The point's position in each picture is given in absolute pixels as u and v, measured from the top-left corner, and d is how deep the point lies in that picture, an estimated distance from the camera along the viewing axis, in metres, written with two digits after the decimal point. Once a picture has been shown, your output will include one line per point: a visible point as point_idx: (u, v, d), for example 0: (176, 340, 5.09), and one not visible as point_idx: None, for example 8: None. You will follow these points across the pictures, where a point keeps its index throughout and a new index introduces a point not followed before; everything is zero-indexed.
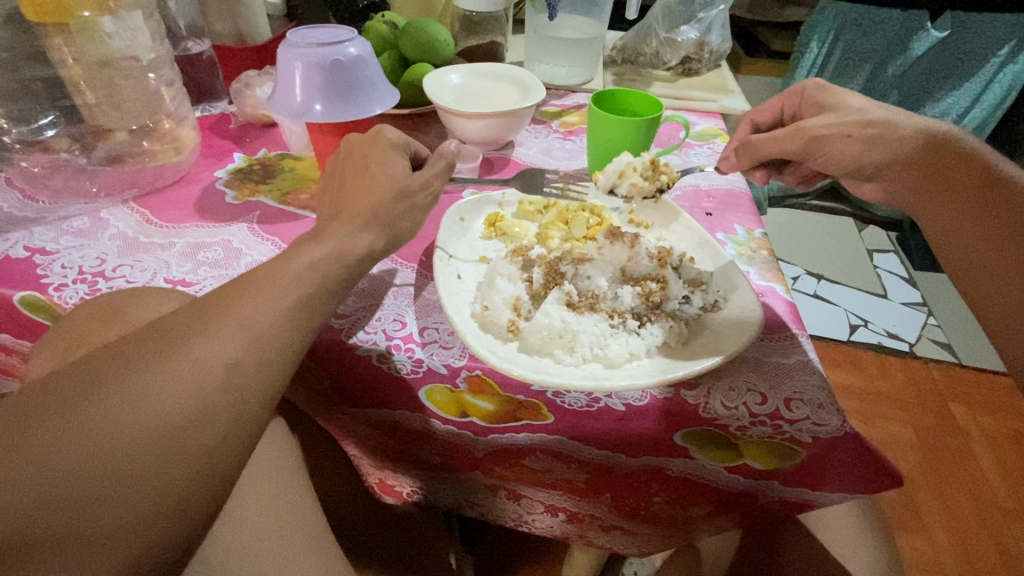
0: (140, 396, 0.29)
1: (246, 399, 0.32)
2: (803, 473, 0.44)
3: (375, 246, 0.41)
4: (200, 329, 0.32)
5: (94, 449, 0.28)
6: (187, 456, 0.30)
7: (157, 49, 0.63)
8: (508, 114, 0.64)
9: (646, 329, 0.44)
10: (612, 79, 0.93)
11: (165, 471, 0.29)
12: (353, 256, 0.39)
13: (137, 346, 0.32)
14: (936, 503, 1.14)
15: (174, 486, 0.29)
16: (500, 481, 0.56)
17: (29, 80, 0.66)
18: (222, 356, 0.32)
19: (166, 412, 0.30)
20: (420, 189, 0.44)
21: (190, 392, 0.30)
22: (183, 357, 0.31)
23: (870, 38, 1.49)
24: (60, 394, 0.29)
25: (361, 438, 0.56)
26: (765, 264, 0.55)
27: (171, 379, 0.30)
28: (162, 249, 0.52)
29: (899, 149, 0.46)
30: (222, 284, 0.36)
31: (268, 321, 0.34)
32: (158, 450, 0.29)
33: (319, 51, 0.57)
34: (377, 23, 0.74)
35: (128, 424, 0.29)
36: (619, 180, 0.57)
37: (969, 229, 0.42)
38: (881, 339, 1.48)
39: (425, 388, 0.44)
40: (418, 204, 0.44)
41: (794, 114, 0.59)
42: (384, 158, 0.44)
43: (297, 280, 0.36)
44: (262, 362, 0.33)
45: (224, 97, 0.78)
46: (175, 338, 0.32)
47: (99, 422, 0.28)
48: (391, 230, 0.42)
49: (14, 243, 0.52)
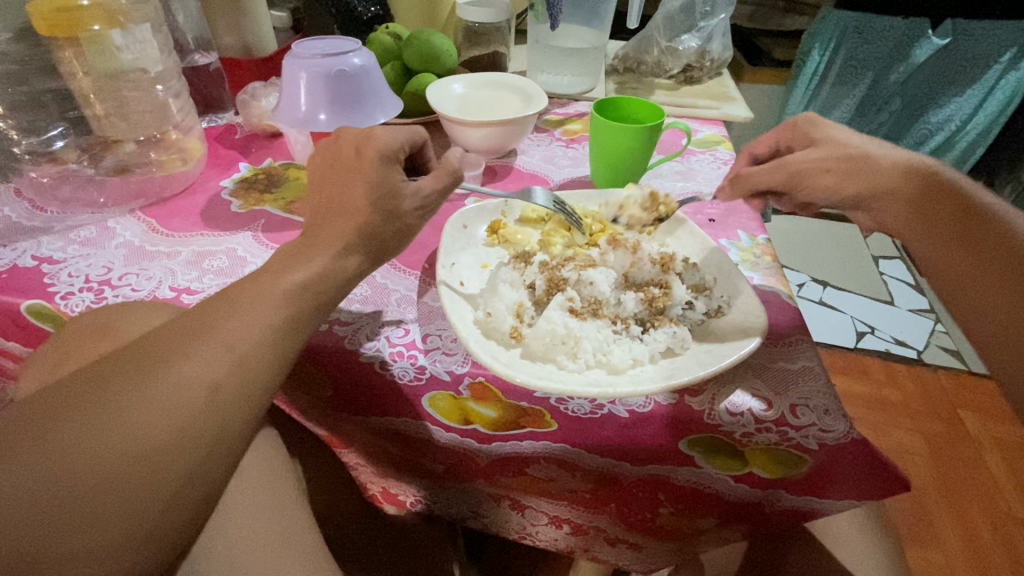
0: (118, 417, 0.30)
1: (234, 411, 0.32)
2: (810, 483, 0.43)
3: (364, 266, 0.41)
4: (186, 345, 0.33)
5: (81, 467, 0.29)
6: (166, 478, 0.30)
7: (165, 62, 0.64)
8: (511, 122, 0.64)
9: (650, 335, 0.44)
10: (614, 88, 0.94)
11: (144, 492, 0.29)
12: (341, 275, 0.39)
13: (117, 365, 0.32)
14: (948, 512, 1.12)
15: (152, 506, 0.30)
16: (504, 491, 0.56)
17: (39, 92, 0.68)
18: (206, 375, 0.32)
19: (143, 433, 0.30)
20: (410, 199, 0.42)
21: (182, 400, 0.31)
22: (165, 375, 0.31)
23: (873, 45, 1.51)
24: (55, 408, 0.30)
25: (364, 447, 0.56)
26: (769, 269, 0.54)
27: (166, 386, 0.31)
28: (168, 257, 0.53)
29: (877, 180, 0.46)
30: (224, 296, 0.36)
31: (255, 336, 0.34)
32: (135, 473, 0.29)
33: (325, 62, 0.57)
34: (381, 34, 0.75)
35: (104, 446, 0.29)
36: (620, 211, 0.57)
37: (951, 257, 0.41)
38: (889, 347, 1.46)
39: (429, 396, 0.44)
40: (407, 224, 0.42)
41: (789, 148, 0.57)
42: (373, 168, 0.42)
43: (284, 297, 0.36)
44: (249, 374, 0.33)
45: (231, 108, 0.79)
46: (173, 347, 0.33)
47: (76, 444, 0.29)
48: (379, 248, 0.41)
49: (22, 252, 0.53)
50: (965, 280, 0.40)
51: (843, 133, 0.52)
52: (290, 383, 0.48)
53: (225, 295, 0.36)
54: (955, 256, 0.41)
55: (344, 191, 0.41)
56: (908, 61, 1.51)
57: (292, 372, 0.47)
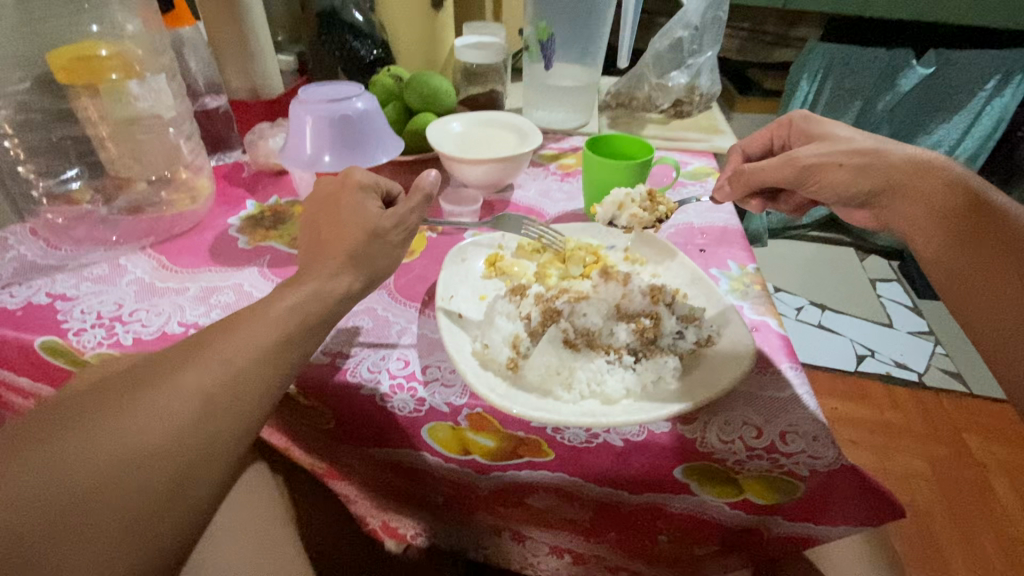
0: (117, 427, 0.32)
1: (228, 422, 0.34)
2: (805, 507, 0.43)
3: (353, 287, 0.43)
4: (184, 361, 0.35)
5: (75, 475, 0.30)
6: (159, 480, 0.32)
7: (178, 107, 0.67)
8: (508, 159, 0.67)
9: (642, 365, 0.45)
10: (608, 122, 0.97)
11: (139, 496, 0.31)
12: (333, 294, 0.42)
13: (117, 382, 0.34)
14: (958, 538, 1.10)
15: (147, 512, 0.31)
16: (503, 522, 0.56)
17: (58, 138, 0.71)
18: (199, 385, 0.34)
19: (137, 440, 0.31)
20: (392, 227, 0.45)
21: (174, 411, 0.33)
22: (159, 388, 0.33)
23: (859, 75, 1.57)
24: (52, 422, 0.32)
25: (363, 479, 0.57)
26: (759, 298, 0.56)
27: (162, 398, 0.33)
28: (177, 293, 0.55)
29: (887, 176, 0.49)
30: (228, 332, 0.37)
31: (250, 353, 0.36)
32: (129, 473, 0.31)
33: (328, 106, 0.60)
34: (383, 77, 0.79)
35: (99, 450, 0.31)
36: (618, 211, 0.61)
37: (950, 252, 0.43)
38: (890, 369, 1.46)
39: (428, 427, 0.45)
40: (394, 241, 0.45)
41: (783, 144, 0.64)
42: (355, 201, 0.46)
43: (275, 320, 0.38)
44: (242, 386, 0.35)
45: (238, 147, 0.83)
46: (170, 365, 0.35)
47: (74, 453, 0.30)
48: (369, 270, 0.44)
49: (37, 289, 0.55)
50: (953, 270, 0.42)
51: (843, 131, 0.58)
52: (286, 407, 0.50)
53: (229, 328, 0.37)
54: (948, 247, 0.43)
55: (347, 227, 0.44)
56: (894, 90, 1.57)
57: (291, 402, 0.48)
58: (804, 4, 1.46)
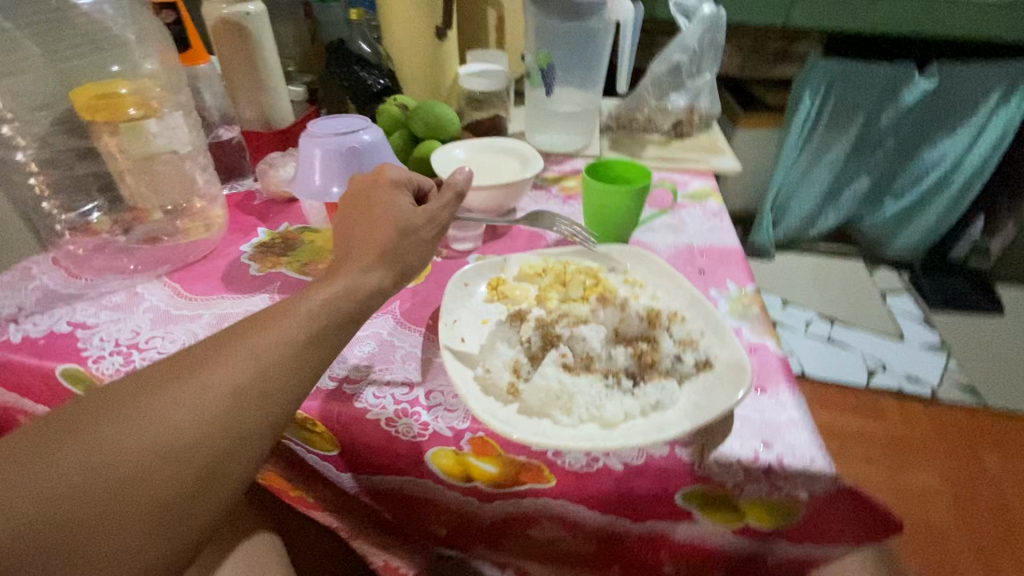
0: (149, 417, 0.34)
1: (252, 418, 0.36)
2: (807, 532, 0.45)
3: (384, 285, 0.45)
4: (217, 356, 0.37)
5: (111, 462, 0.32)
6: (188, 470, 0.34)
7: (194, 141, 0.70)
8: (510, 185, 0.68)
9: (641, 389, 0.46)
10: (609, 143, 0.99)
11: (165, 483, 0.33)
12: (362, 293, 0.43)
13: (155, 372, 0.36)
14: (975, 559, 1.08)
15: (172, 500, 0.33)
16: (507, 558, 0.59)
17: (80, 172, 0.74)
18: (228, 379, 0.36)
19: (170, 430, 0.34)
20: (424, 223, 0.48)
21: (205, 406, 0.35)
22: (192, 382, 0.36)
23: (861, 90, 1.58)
24: (94, 411, 0.34)
25: (366, 518, 0.60)
26: (757, 319, 0.57)
27: (195, 392, 0.35)
28: (191, 321, 0.57)
29: None
30: (238, 343, 0.38)
31: (278, 350, 0.38)
32: (161, 461, 0.33)
33: (336, 139, 0.63)
34: (389, 106, 0.82)
35: (135, 441, 0.33)
36: None
37: None
38: (903, 384, 1.45)
39: (432, 451, 0.46)
40: (424, 237, 0.48)
41: None
42: (387, 201, 0.49)
43: (308, 318, 0.40)
44: (269, 382, 0.37)
45: (250, 175, 0.87)
46: (201, 360, 0.37)
47: (107, 442, 0.33)
48: (400, 267, 0.46)
49: (59, 318, 0.57)
50: None
51: None
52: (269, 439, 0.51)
53: (237, 345, 0.38)
54: None
55: (373, 243, 0.46)
56: (898, 102, 1.59)
57: (295, 430, 0.50)
58: (806, 19, 1.48)
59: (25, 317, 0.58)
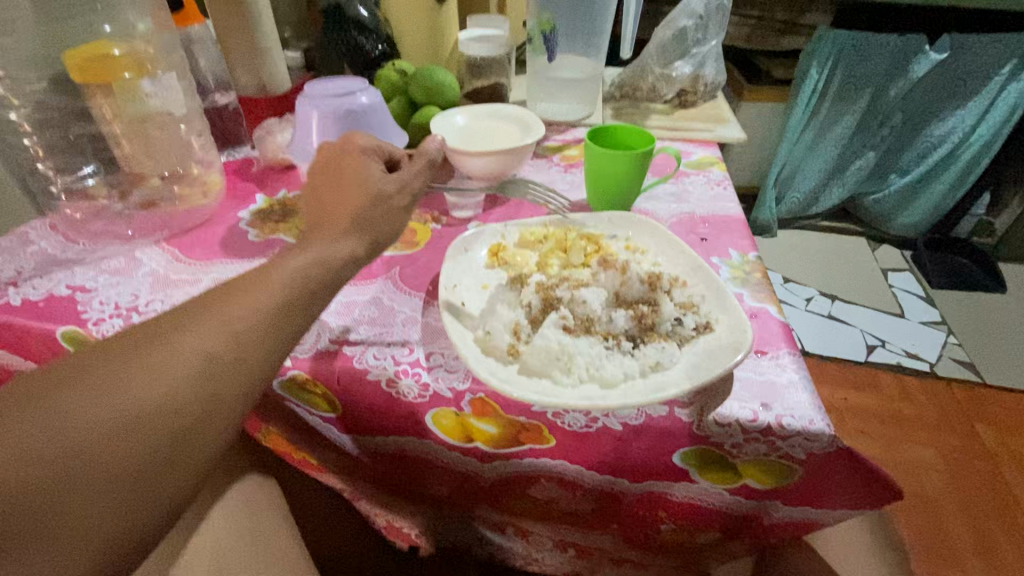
0: (118, 386, 0.34)
1: (228, 384, 0.36)
2: (804, 493, 0.45)
3: (356, 254, 0.44)
4: (186, 324, 0.37)
5: (81, 431, 0.32)
6: (163, 436, 0.34)
7: (188, 104, 0.69)
8: (511, 150, 0.67)
9: (641, 350, 0.46)
10: (612, 113, 0.97)
11: (139, 450, 0.33)
12: (335, 263, 0.43)
13: (117, 345, 0.36)
14: (967, 529, 1.10)
15: (149, 466, 0.33)
16: (508, 518, 0.60)
17: (73, 136, 0.73)
18: (200, 347, 0.36)
19: (143, 398, 0.34)
20: (396, 191, 0.48)
21: (177, 374, 0.35)
22: (162, 350, 0.35)
23: (870, 62, 1.55)
24: (54, 382, 0.33)
25: (367, 479, 0.61)
26: (759, 286, 0.56)
27: (166, 360, 0.35)
28: (190, 285, 0.56)
29: None
30: (218, 312, 0.38)
31: (250, 318, 0.38)
32: (136, 428, 0.33)
33: (332, 102, 0.62)
34: (388, 70, 0.81)
35: (105, 410, 0.33)
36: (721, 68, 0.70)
37: None
38: (901, 359, 1.45)
39: (432, 413, 0.47)
40: (396, 205, 0.47)
41: None
42: (359, 164, 0.48)
43: (279, 288, 0.40)
44: (242, 349, 0.37)
45: (248, 142, 0.84)
46: (170, 329, 0.37)
47: (75, 411, 0.32)
48: (374, 233, 0.45)
49: (57, 282, 0.57)
50: None
51: None
52: (269, 396, 0.51)
53: (222, 314, 0.38)
54: None
55: (344, 212, 0.45)
56: (908, 76, 1.55)
57: (295, 393, 0.50)
58: None
59: (23, 281, 0.57)
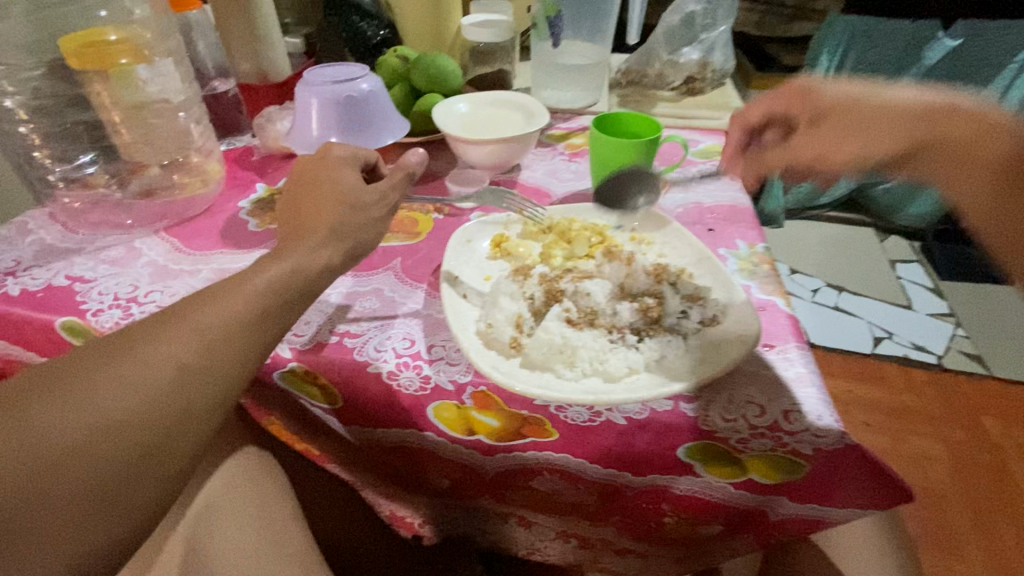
0: (89, 397, 0.33)
1: (201, 392, 0.36)
2: (812, 489, 0.44)
3: (332, 263, 0.44)
4: (158, 331, 0.36)
5: (51, 443, 0.32)
6: (136, 446, 0.34)
7: (187, 91, 0.68)
8: (514, 139, 0.66)
9: (645, 343, 0.45)
10: (618, 101, 0.95)
11: (112, 460, 0.33)
12: (311, 272, 0.42)
13: (89, 351, 0.35)
14: (971, 523, 1.10)
15: (123, 474, 0.34)
16: (510, 509, 0.60)
17: (71, 123, 0.72)
18: (172, 356, 0.35)
19: (113, 408, 0.33)
20: (374, 202, 0.47)
21: (149, 383, 0.34)
22: (133, 358, 0.35)
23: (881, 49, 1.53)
24: (24, 392, 0.33)
25: (368, 469, 0.61)
26: (767, 278, 0.55)
27: (138, 369, 0.35)
28: (190, 275, 0.56)
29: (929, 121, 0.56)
30: (200, 315, 0.37)
31: (223, 326, 0.37)
32: (107, 439, 0.33)
33: (333, 88, 0.61)
34: (390, 58, 0.79)
35: (75, 421, 0.33)
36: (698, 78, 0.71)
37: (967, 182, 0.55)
38: (908, 352, 1.44)
39: (434, 406, 0.46)
40: (372, 214, 0.47)
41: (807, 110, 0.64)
42: (334, 173, 0.48)
43: (248, 298, 0.39)
44: (214, 358, 0.36)
45: (248, 130, 0.82)
46: (142, 337, 0.36)
47: (43, 424, 0.32)
48: (349, 245, 0.45)
49: (56, 272, 0.57)
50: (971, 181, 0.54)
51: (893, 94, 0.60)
52: (270, 387, 0.51)
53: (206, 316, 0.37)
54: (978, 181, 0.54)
55: (321, 218, 0.45)
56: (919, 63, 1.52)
57: (295, 385, 0.49)
58: None
59: (22, 271, 0.57)
